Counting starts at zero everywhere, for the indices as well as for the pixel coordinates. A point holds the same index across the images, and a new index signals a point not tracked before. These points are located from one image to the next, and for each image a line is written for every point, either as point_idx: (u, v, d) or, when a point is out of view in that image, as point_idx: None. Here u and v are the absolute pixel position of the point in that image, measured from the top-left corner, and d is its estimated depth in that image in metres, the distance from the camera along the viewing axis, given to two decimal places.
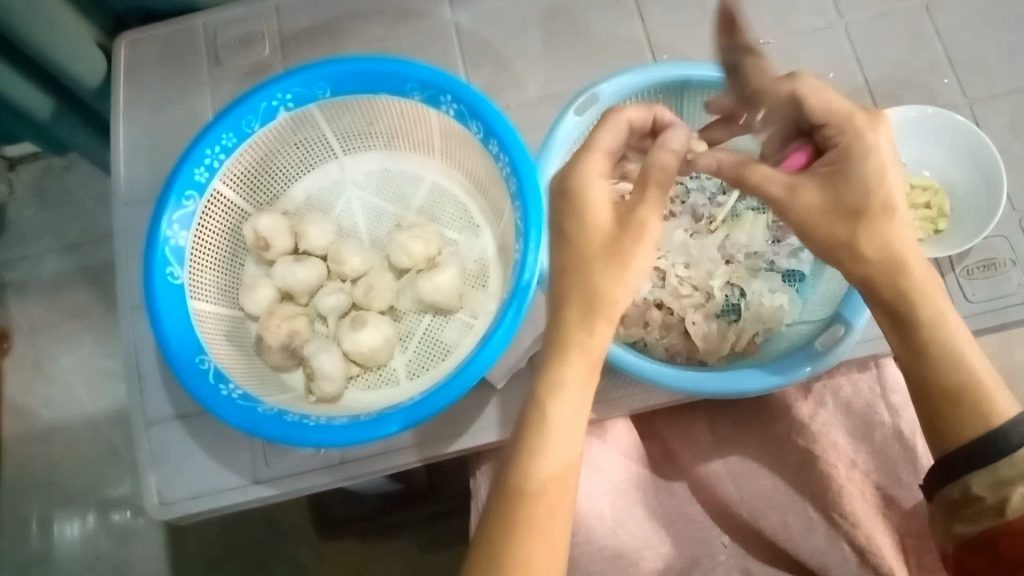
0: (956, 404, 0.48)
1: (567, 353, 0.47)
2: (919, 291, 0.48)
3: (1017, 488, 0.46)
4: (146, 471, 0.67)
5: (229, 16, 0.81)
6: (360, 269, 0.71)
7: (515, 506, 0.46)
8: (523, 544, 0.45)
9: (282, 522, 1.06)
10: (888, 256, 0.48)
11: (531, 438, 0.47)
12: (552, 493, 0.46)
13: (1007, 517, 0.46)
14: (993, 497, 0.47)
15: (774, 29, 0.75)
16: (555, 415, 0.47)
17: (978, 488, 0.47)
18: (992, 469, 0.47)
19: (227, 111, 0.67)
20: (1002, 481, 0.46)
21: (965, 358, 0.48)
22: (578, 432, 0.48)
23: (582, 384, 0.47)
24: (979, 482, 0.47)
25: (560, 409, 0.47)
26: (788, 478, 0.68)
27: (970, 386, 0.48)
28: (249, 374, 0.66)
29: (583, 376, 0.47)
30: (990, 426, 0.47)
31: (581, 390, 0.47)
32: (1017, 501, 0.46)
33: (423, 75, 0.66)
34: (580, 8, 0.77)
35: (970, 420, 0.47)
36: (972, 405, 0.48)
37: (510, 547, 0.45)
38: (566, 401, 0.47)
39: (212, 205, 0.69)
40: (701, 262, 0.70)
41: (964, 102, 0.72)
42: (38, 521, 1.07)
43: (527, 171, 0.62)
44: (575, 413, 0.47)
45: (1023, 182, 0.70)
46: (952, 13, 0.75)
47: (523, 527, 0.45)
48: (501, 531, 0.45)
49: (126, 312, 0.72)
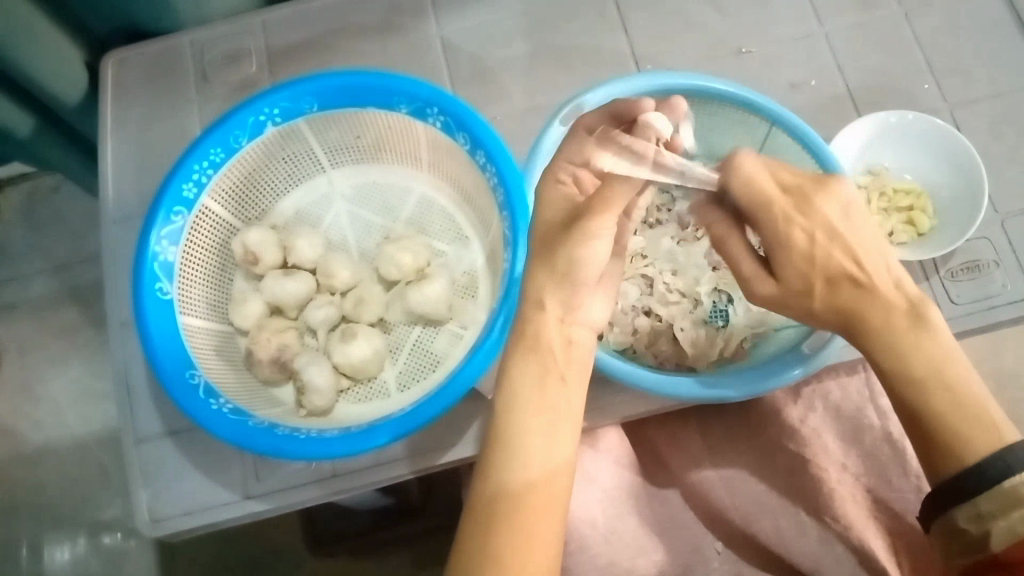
0: (937, 427, 0.45)
1: (516, 357, 0.48)
2: (881, 337, 0.46)
3: (999, 521, 0.43)
4: (137, 488, 0.67)
5: (216, 33, 0.81)
6: (349, 282, 0.71)
7: (486, 503, 0.45)
8: (496, 538, 0.43)
9: (275, 540, 1.05)
10: (837, 314, 0.48)
11: (495, 439, 0.47)
12: (526, 486, 0.45)
13: (992, 551, 0.43)
14: (977, 530, 0.44)
15: (756, 38, 0.76)
16: (517, 415, 0.47)
17: (961, 520, 0.45)
18: (972, 502, 0.44)
19: (215, 126, 0.67)
20: (984, 515, 0.44)
21: (933, 386, 0.45)
22: (563, 417, 0.47)
23: (539, 383, 0.47)
24: (962, 515, 0.44)
25: (520, 407, 0.47)
26: (778, 484, 0.68)
27: (940, 414, 0.45)
28: (238, 388, 0.66)
29: (538, 375, 0.48)
30: (965, 464, 0.44)
31: (539, 393, 0.47)
32: (999, 533, 0.43)
33: (410, 88, 0.67)
34: (563, 20, 0.78)
35: (945, 457, 0.45)
36: (947, 442, 0.45)
37: (482, 545, 0.43)
38: (523, 398, 0.47)
39: (201, 220, 0.69)
40: (688, 269, 0.71)
41: (944, 107, 0.74)
42: (28, 545, 1.06)
43: (514, 182, 0.62)
44: (537, 407, 0.47)
45: (1003, 184, 0.71)
46: (929, 21, 0.76)
47: (498, 523, 0.44)
48: (477, 528, 0.44)
49: (114, 329, 0.72)
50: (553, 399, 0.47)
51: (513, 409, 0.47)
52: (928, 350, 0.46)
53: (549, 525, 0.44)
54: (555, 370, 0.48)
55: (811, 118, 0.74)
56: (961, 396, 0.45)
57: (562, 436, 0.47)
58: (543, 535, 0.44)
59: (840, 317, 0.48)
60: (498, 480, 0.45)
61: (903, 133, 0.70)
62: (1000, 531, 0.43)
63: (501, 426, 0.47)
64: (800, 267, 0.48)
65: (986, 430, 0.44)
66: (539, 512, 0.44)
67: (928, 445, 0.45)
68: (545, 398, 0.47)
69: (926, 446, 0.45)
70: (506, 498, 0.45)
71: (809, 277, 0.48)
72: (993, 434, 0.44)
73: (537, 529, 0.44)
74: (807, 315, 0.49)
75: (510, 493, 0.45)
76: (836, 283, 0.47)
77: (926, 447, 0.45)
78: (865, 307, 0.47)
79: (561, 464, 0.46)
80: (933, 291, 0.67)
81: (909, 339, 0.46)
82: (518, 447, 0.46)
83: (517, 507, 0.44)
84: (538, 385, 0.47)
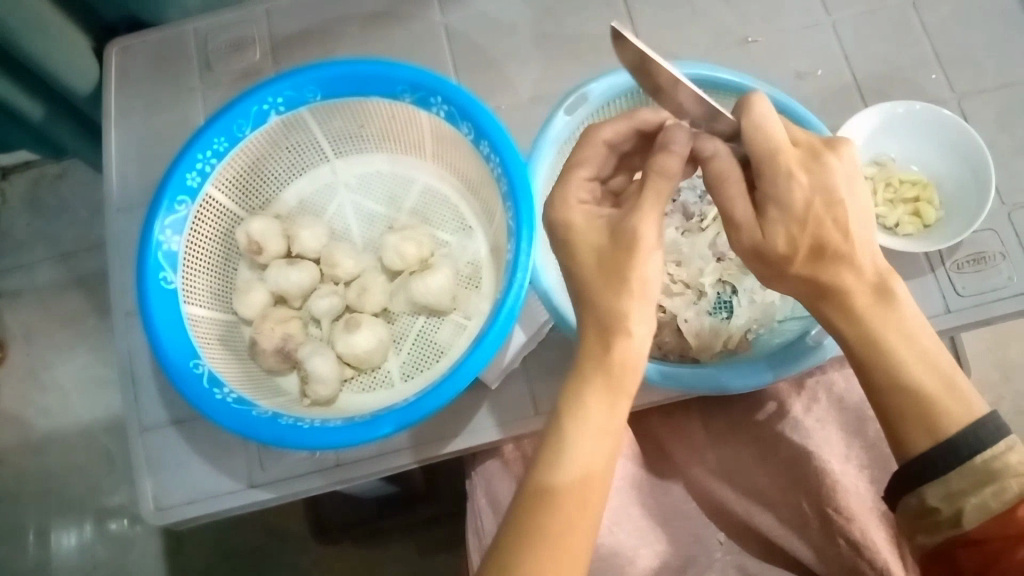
0: (908, 407, 0.46)
1: (589, 374, 0.45)
2: (847, 315, 0.46)
3: (970, 499, 0.46)
4: (142, 477, 0.67)
5: (218, 21, 0.81)
6: (354, 272, 0.71)
7: (538, 523, 0.43)
8: (544, 562, 0.42)
9: (280, 528, 1.05)
10: (810, 277, 0.46)
11: (551, 453, 0.45)
12: (573, 507, 0.44)
13: (963, 527, 0.47)
14: (948, 509, 0.47)
15: (763, 27, 0.76)
16: (582, 434, 0.45)
17: (932, 499, 0.47)
18: (942, 482, 0.46)
19: (219, 115, 0.67)
20: (954, 494, 0.46)
21: (903, 365, 0.46)
22: (610, 440, 0.45)
23: (609, 410, 0.45)
24: (933, 495, 0.47)
25: (588, 428, 0.45)
26: (780, 476, 0.68)
27: (910, 394, 0.46)
28: (244, 378, 0.66)
29: (610, 402, 0.45)
30: (935, 441, 0.46)
31: (605, 417, 0.45)
32: (972, 512, 0.46)
33: (413, 77, 0.66)
34: (569, 8, 0.78)
35: (915, 435, 0.46)
36: (918, 421, 0.46)
37: (530, 563, 0.42)
38: (590, 421, 0.45)
39: (205, 210, 0.69)
40: (692, 260, 0.70)
41: (953, 97, 0.73)
42: (35, 531, 1.07)
43: (518, 172, 0.62)
44: (603, 431, 0.45)
45: (1011, 175, 0.70)
46: (939, 10, 0.75)
47: (546, 544, 0.43)
48: (519, 540, 0.43)
49: (119, 318, 0.72)
50: (615, 424, 0.45)
51: (577, 428, 0.45)
52: (895, 325, 0.46)
53: (584, 549, 0.44)
54: (622, 395, 0.45)
55: (818, 108, 0.73)
56: (926, 373, 0.46)
57: (606, 455, 0.45)
58: (579, 561, 0.43)
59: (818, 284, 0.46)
60: (549, 499, 0.44)
61: (922, 117, 0.69)
62: (972, 508, 0.46)
63: (557, 442, 0.45)
64: (798, 212, 0.45)
65: (956, 402, 0.46)
66: (582, 536, 0.44)
67: (896, 420, 0.47)
68: (610, 422, 0.45)
69: (893, 422, 0.47)
70: (551, 516, 0.43)
71: (816, 222, 0.45)
72: (961, 407, 0.46)
73: (575, 553, 0.43)
74: (783, 273, 0.46)
75: (561, 516, 0.43)
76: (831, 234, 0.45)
77: (894, 425, 0.47)
78: (841, 271, 0.45)
79: (604, 487, 0.45)
80: (939, 282, 0.67)
81: (878, 315, 0.46)
82: (568, 466, 0.44)
83: (565, 532, 0.43)
84: (608, 410, 0.45)
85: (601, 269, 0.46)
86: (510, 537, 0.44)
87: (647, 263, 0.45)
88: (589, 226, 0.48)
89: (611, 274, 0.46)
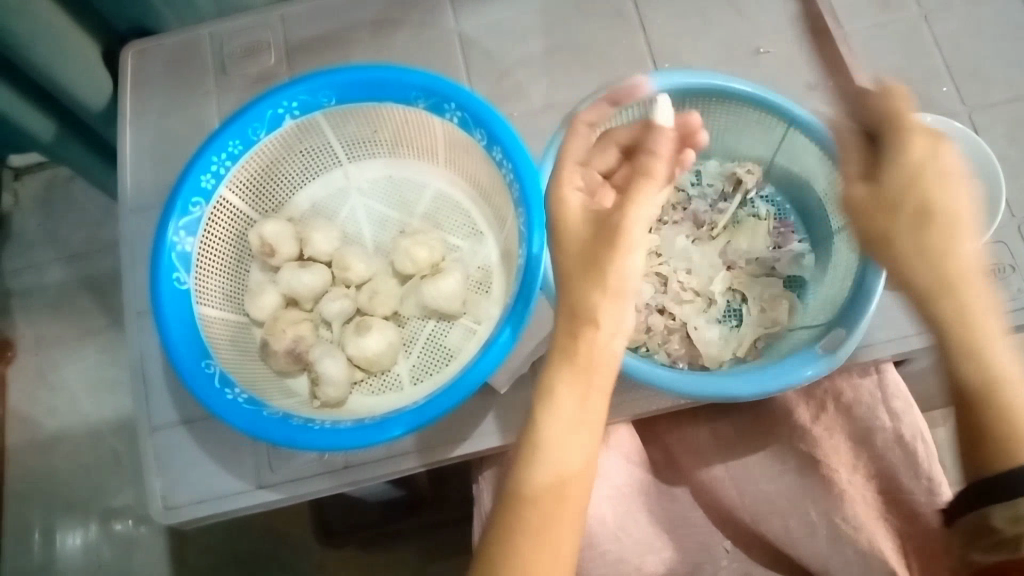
0: (991, 423, 0.44)
1: (559, 371, 0.46)
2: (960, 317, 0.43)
3: None
4: (151, 476, 0.67)
5: (234, 26, 0.81)
6: (364, 275, 0.72)
7: (514, 517, 0.45)
8: (523, 552, 0.44)
9: (284, 531, 1.06)
10: (933, 271, 0.43)
11: (527, 451, 0.47)
12: (553, 501, 0.45)
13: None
14: (1011, 533, 0.43)
15: (774, 38, 0.76)
16: (554, 429, 0.46)
17: (997, 520, 0.44)
18: (1010, 504, 0.43)
19: (235, 117, 0.67)
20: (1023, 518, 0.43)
21: (1000, 376, 0.43)
22: (583, 433, 0.46)
23: (580, 404, 0.46)
24: (998, 514, 0.44)
25: (559, 423, 0.46)
26: (789, 485, 0.68)
27: (998, 407, 0.43)
28: (254, 379, 0.67)
29: (579, 396, 0.46)
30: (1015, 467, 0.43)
31: (577, 411, 0.46)
32: None
33: (428, 84, 0.67)
34: (582, 17, 0.79)
35: (997, 455, 0.44)
36: (999, 441, 0.44)
37: (510, 556, 0.44)
38: (563, 416, 0.46)
39: (219, 212, 0.70)
40: (703, 268, 0.71)
41: (963, 110, 0.73)
42: (41, 530, 1.07)
43: (530, 178, 0.63)
44: (575, 425, 0.46)
45: (1021, 188, 0.70)
46: (950, 23, 0.76)
47: (526, 537, 0.45)
48: (497, 533, 0.45)
49: (131, 318, 0.73)
50: (589, 417, 0.46)
51: (548, 425, 0.46)
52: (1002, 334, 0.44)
53: (570, 539, 0.45)
54: (595, 388, 0.46)
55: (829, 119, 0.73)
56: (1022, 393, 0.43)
57: (582, 448, 0.46)
58: (563, 551, 0.45)
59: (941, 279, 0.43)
60: (525, 494, 0.46)
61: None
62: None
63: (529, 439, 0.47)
64: None
65: None
66: (562, 529, 0.45)
67: (977, 435, 0.44)
68: (582, 415, 0.46)
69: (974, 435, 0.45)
70: (524, 510, 0.45)
71: None
72: None
73: (558, 543, 0.45)
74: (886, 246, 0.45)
75: (537, 510, 0.45)
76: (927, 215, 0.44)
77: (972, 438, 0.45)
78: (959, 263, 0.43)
79: (586, 479, 0.46)
80: None
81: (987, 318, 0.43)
82: (545, 462, 0.46)
83: (543, 525, 0.45)
84: (579, 403, 0.46)
85: (588, 269, 0.47)
86: (489, 534, 0.46)
87: (628, 257, 0.46)
88: (594, 226, 0.48)
89: (588, 268, 0.47)
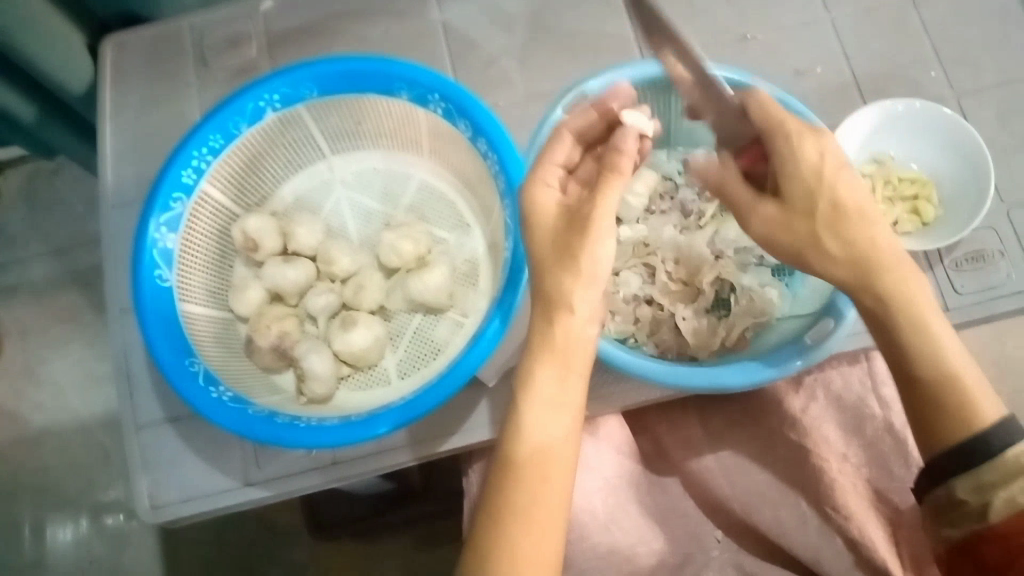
0: (944, 399, 0.47)
1: (538, 356, 0.46)
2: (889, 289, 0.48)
3: (999, 492, 0.44)
4: (136, 475, 0.67)
5: (215, 17, 0.80)
6: (350, 269, 0.71)
7: (499, 503, 0.45)
8: (511, 531, 0.44)
9: (275, 522, 1.05)
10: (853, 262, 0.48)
11: (509, 431, 0.46)
12: (537, 484, 0.45)
13: (989, 522, 0.44)
14: (975, 501, 0.45)
15: (762, 24, 0.75)
16: (533, 411, 0.46)
17: (960, 491, 0.45)
18: (972, 473, 0.45)
19: (215, 112, 0.66)
20: (984, 486, 0.45)
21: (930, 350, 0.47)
22: (563, 415, 0.46)
23: (559, 383, 0.46)
24: (961, 486, 0.45)
25: (537, 404, 0.46)
26: (778, 473, 0.68)
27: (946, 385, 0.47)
28: (239, 375, 0.66)
29: (558, 376, 0.46)
30: (973, 431, 0.46)
31: (557, 392, 0.46)
32: (999, 506, 0.44)
33: (410, 74, 0.66)
34: (567, 4, 0.77)
35: (953, 425, 0.46)
36: (953, 411, 0.46)
37: (499, 534, 0.44)
38: (542, 397, 0.46)
39: (201, 207, 0.69)
40: (690, 258, 0.70)
41: (953, 95, 0.73)
42: (31, 527, 1.07)
43: (514, 169, 0.62)
44: (556, 407, 0.46)
45: (1010, 173, 0.70)
46: (939, 7, 0.75)
47: (512, 515, 0.44)
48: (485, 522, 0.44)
49: (114, 315, 0.72)
50: (570, 399, 0.46)
51: (529, 409, 0.46)
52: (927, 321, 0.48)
53: (557, 519, 0.45)
54: (573, 370, 0.46)
55: (818, 105, 0.73)
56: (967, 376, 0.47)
57: (563, 428, 0.46)
58: (550, 534, 0.44)
59: (859, 262, 0.48)
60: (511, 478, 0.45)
61: (891, 123, 0.70)
62: (1000, 503, 0.44)
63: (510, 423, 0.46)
64: None
65: (983, 400, 0.46)
66: (548, 511, 0.44)
67: (932, 410, 0.47)
68: (561, 397, 0.46)
69: (929, 412, 0.47)
70: (508, 496, 0.45)
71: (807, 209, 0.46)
72: (988, 403, 0.46)
73: (545, 527, 0.44)
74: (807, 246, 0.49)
75: (524, 494, 0.44)
76: (844, 213, 0.49)
77: (931, 419, 0.47)
78: (876, 253, 0.48)
79: (567, 455, 0.46)
80: (937, 280, 0.67)
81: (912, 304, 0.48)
82: (525, 443, 0.45)
83: (530, 510, 0.44)
84: (557, 384, 0.46)
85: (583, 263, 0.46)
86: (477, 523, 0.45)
87: (599, 245, 0.46)
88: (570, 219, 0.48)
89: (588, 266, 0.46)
